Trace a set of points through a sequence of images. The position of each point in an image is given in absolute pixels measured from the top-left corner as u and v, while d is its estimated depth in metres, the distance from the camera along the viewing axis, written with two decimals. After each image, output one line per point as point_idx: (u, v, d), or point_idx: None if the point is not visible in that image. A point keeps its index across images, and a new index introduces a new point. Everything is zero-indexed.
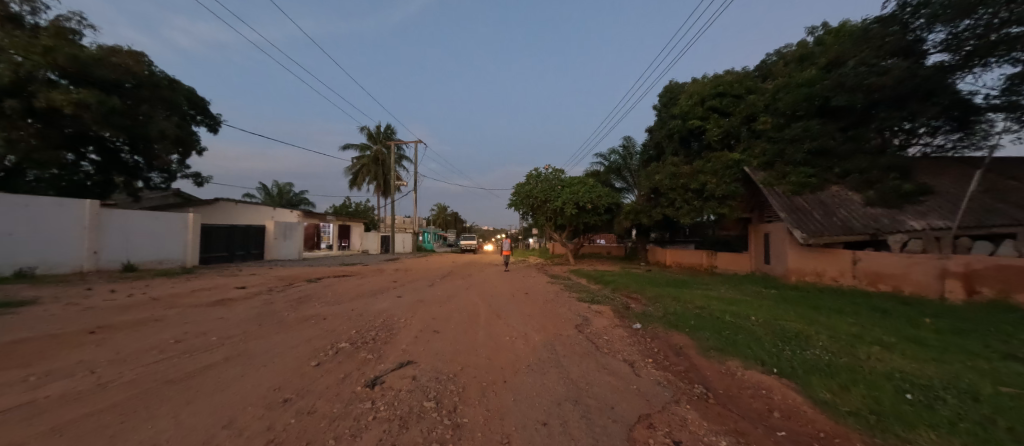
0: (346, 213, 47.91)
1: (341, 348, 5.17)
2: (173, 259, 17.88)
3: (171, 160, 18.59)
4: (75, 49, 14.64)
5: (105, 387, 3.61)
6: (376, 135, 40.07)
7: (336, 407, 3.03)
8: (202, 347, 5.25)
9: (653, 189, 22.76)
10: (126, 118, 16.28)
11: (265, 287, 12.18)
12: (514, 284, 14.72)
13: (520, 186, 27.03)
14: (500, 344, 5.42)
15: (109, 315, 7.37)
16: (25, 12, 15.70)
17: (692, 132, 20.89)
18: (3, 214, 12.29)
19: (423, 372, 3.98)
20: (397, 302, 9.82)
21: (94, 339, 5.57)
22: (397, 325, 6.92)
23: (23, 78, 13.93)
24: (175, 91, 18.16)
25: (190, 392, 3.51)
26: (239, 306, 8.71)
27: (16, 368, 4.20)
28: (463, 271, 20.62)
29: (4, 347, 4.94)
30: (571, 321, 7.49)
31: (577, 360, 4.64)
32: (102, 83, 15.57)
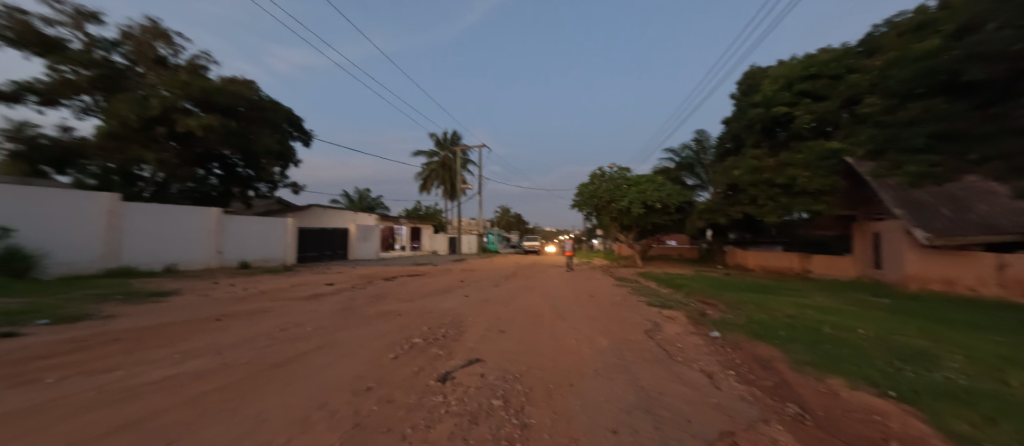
0: (417, 216, 51.06)
1: (414, 343, 5.51)
2: (276, 258, 20.52)
3: (274, 172, 21.40)
4: (203, 81, 17.61)
5: (227, 367, 4.26)
6: (443, 142, 42.05)
7: (412, 398, 3.23)
8: (298, 336, 5.96)
9: (730, 186, 20.92)
10: (240, 137, 19.08)
11: (348, 284, 13.46)
12: (578, 286, 14.47)
13: (583, 187, 26.46)
14: (565, 346, 5.38)
15: (229, 305, 8.70)
16: (169, 55, 19.28)
17: (777, 120, 18.89)
18: (158, 220, 15.09)
19: (490, 370, 4.07)
20: (464, 301, 10.21)
21: (219, 325, 6.62)
22: (466, 323, 7.21)
23: (168, 109, 17.11)
24: (279, 111, 20.85)
25: (291, 374, 4.01)
26: (328, 301, 9.74)
27: (166, 347, 5.15)
28: (527, 272, 20.77)
29: (158, 330, 6.09)
30: (639, 327, 7.16)
31: (648, 367, 4.41)
32: (222, 109, 18.46)
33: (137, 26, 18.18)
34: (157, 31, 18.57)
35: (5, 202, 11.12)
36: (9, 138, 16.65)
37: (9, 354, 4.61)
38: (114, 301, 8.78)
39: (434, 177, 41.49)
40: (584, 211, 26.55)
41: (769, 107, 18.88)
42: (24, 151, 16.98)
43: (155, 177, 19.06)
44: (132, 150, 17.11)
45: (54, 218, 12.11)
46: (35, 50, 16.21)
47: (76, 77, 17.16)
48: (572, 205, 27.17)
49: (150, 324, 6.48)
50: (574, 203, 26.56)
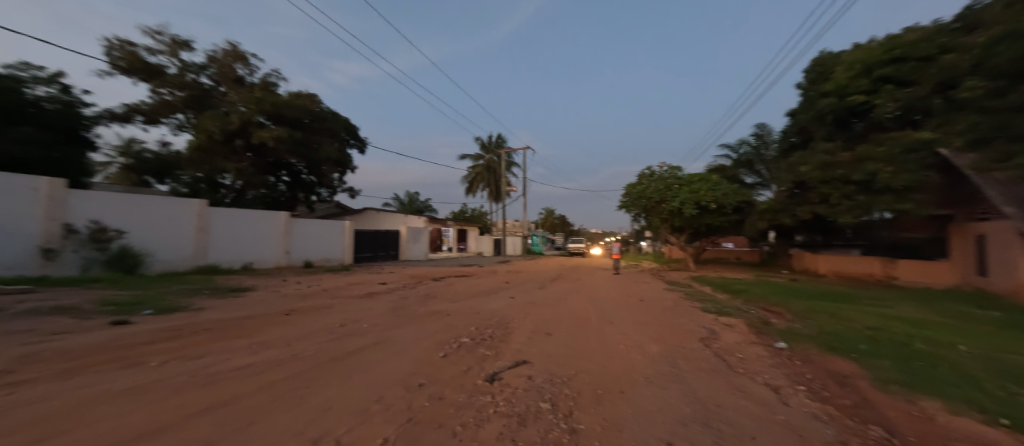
0: (464, 218, 52.39)
1: (462, 343, 5.64)
2: (336, 258, 21.99)
3: (334, 178, 22.96)
4: (274, 97, 19.42)
5: (295, 358, 4.64)
6: (488, 145, 42.68)
7: (461, 397, 3.30)
8: (355, 332, 6.33)
9: (797, 183, 19.25)
10: (305, 147, 20.75)
11: (400, 284, 14.10)
12: (625, 289, 14.00)
13: (631, 187, 25.61)
14: (613, 351, 5.22)
15: (296, 301, 9.49)
16: (246, 74, 21.48)
17: (853, 110, 17.04)
18: (238, 223, 16.80)
19: (537, 373, 4.06)
20: (509, 302, 10.28)
21: (288, 320, 7.23)
22: (512, 324, 7.26)
23: (245, 123, 19.06)
24: (338, 121, 22.36)
25: (351, 368, 4.28)
26: (382, 300, 10.28)
27: (245, 338, 5.72)
28: (572, 274, 20.50)
29: (237, 322, 6.78)
30: (694, 334, 6.78)
31: (705, 378, 4.15)
32: (290, 121, 20.21)
33: (220, 50, 20.47)
34: (235, 53, 20.76)
35: (122, 207, 12.99)
36: (121, 154, 19.41)
37: (123, 339, 5.36)
38: (202, 294, 9.94)
39: (480, 180, 42.25)
40: (633, 212, 25.66)
41: (843, 97, 17.10)
42: (132, 165, 19.74)
43: (234, 185, 21.17)
44: (216, 161, 19.33)
45: (155, 222, 13.91)
46: (139, 76, 18.85)
47: (171, 98, 19.63)
48: (619, 206, 26.35)
49: (231, 317, 7.22)
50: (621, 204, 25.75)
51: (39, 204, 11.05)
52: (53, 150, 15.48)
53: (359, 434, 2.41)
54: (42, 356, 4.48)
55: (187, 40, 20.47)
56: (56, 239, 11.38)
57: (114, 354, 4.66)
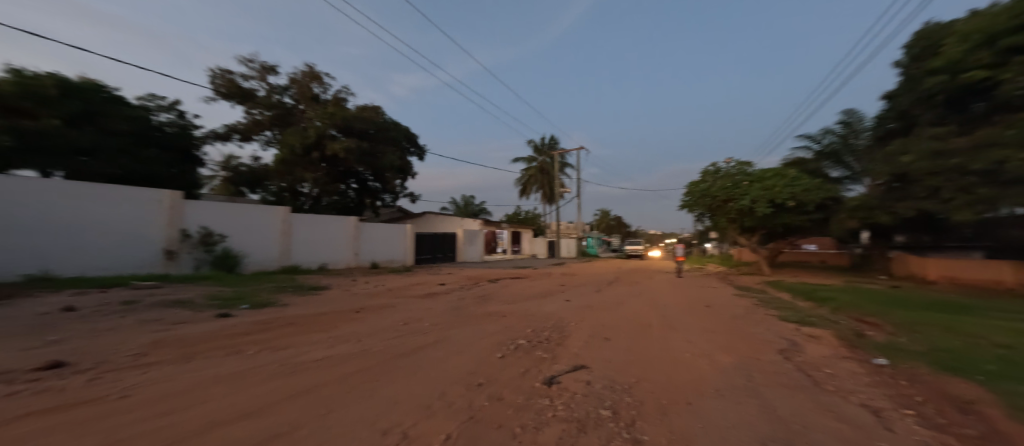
0: (518, 221, 52.87)
1: (519, 345, 5.69)
2: (399, 260, 23.33)
3: (396, 184, 24.41)
4: (344, 111, 21.19)
5: (365, 353, 4.99)
6: (541, 147, 42.55)
7: (520, 398, 3.32)
8: (418, 330, 6.66)
9: (897, 176, 16.99)
10: (371, 156, 22.32)
11: (458, 285, 14.59)
12: (689, 294, 13.16)
13: (693, 185, 24.13)
14: (678, 360, 4.94)
15: (364, 300, 10.23)
16: (320, 92, 23.64)
17: (971, 88, 14.45)
18: (315, 227, 18.49)
19: (596, 378, 3.96)
20: (565, 305, 10.15)
21: (359, 316, 7.81)
22: (569, 328, 7.17)
23: (320, 136, 21.02)
24: (399, 130, 23.74)
25: (414, 364, 4.50)
26: (441, 300, 10.71)
27: (323, 332, 6.29)
28: (630, 278, 19.73)
29: (316, 317, 7.47)
30: (771, 345, 6.18)
31: (785, 394, 3.77)
32: (358, 132, 21.90)
33: (299, 72, 22.81)
34: (312, 74, 23.00)
35: (226, 214, 14.97)
36: (222, 168, 22.43)
37: (226, 329, 6.16)
38: (287, 292, 11.11)
39: (533, 182, 42.29)
40: (696, 212, 24.15)
41: (958, 73, 14.58)
42: (231, 177, 22.71)
43: (312, 193, 23.40)
44: (297, 171, 21.52)
45: (249, 227, 15.79)
46: (236, 100, 21.67)
47: (261, 117, 22.27)
48: (680, 205, 24.92)
49: (310, 313, 7.97)
50: (683, 204, 24.35)
51: (163, 213, 13.10)
52: (172, 167, 18.40)
53: (424, 429, 2.52)
54: (167, 342, 5.30)
55: (273, 65, 23.12)
56: (175, 242, 13.39)
57: (220, 343, 5.38)
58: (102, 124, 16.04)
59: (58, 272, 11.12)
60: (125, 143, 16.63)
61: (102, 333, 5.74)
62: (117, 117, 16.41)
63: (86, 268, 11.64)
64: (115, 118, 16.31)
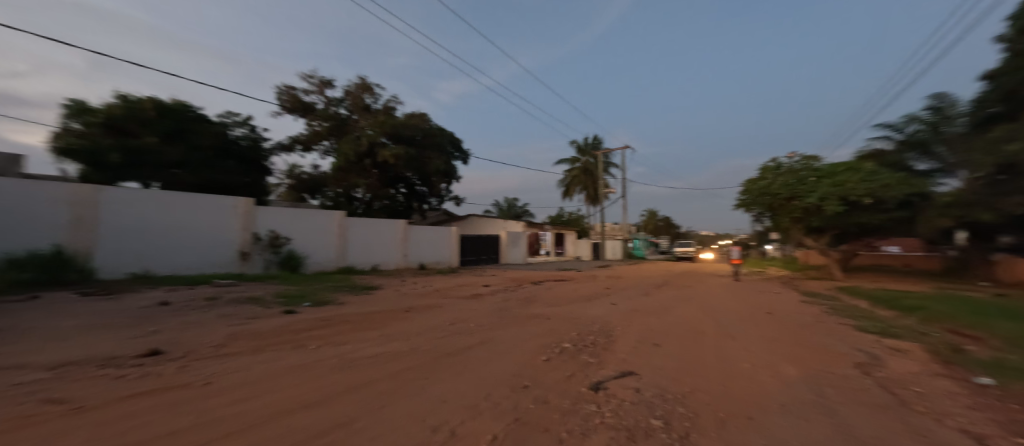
0: (561, 222, 52.41)
1: (564, 348, 5.62)
2: (445, 261, 24.02)
3: (442, 188, 25.19)
4: (393, 119, 22.30)
5: (414, 352, 5.18)
6: (583, 147, 41.95)
7: (566, 402, 3.27)
8: (464, 330, 6.80)
9: (1005, 165, 14.53)
10: (418, 161, 23.25)
11: (502, 286, 14.76)
12: (747, 300, 12.27)
13: (751, 183, 22.58)
14: (737, 370, 4.62)
15: (413, 300, 10.65)
16: (372, 102, 25.04)
17: None
18: (368, 230, 19.56)
19: (646, 386, 3.80)
20: (611, 309, 9.88)
21: (408, 316, 8.14)
22: (616, 332, 6.96)
23: (371, 144, 22.25)
24: (444, 136, 24.51)
25: (460, 364, 4.59)
26: (486, 301, 10.87)
27: (376, 330, 6.63)
28: (681, 281, 18.81)
29: (369, 315, 7.89)
30: (845, 358, 5.58)
31: (866, 413, 3.37)
32: (405, 139, 22.92)
33: (353, 84, 24.33)
34: (364, 85, 24.44)
35: (290, 218, 16.29)
36: (287, 177, 24.46)
37: (291, 325, 6.70)
38: (343, 291, 11.85)
39: (576, 183, 41.76)
40: (754, 211, 22.57)
41: None
42: (294, 185, 24.69)
43: (364, 197, 24.71)
44: (351, 178, 22.94)
45: (311, 230, 17.06)
46: (298, 114, 23.55)
47: (320, 128, 24.00)
48: (736, 205, 23.39)
49: (364, 311, 8.44)
50: (739, 203, 22.85)
51: (238, 218, 14.53)
52: (245, 176, 20.37)
53: (471, 428, 2.56)
54: (241, 335, 5.85)
55: (330, 79, 24.84)
56: (248, 244, 14.79)
57: (286, 337, 5.85)
58: (189, 140, 18.16)
59: (155, 270, 12.70)
60: (207, 156, 18.68)
61: (190, 326, 6.47)
62: (202, 133, 18.47)
63: (178, 267, 13.19)
64: (203, 134, 18.43)
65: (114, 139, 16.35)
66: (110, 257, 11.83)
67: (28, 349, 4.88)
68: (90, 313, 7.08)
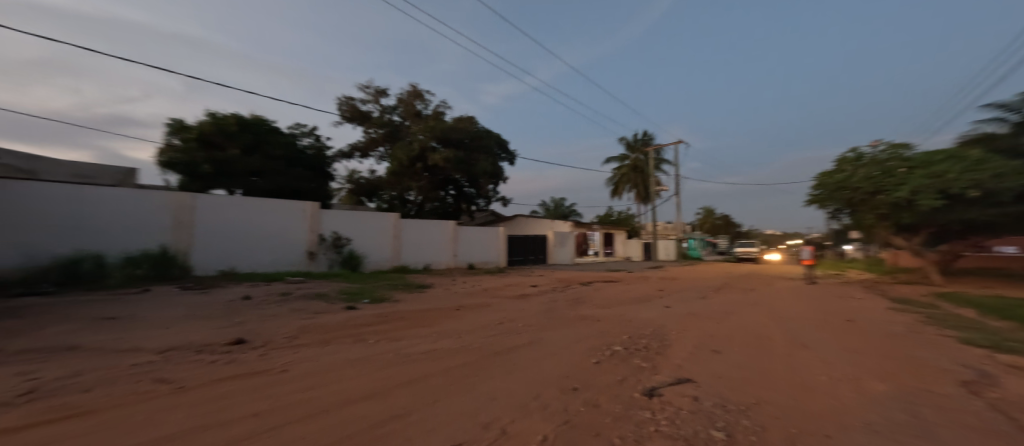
0: (610, 221, 51.06)
1: (615, 351, 5.46)
2: (493, 261, 24.40)
3: (490, 189, 25.62)
4: (443, 124, 23.12)
5: (464, 349, 5.31)
6: (633, 144, 40.58)
7: (618, 407, 3.18)
8: (513, 330, 6.86)
9: None
10: (466, 163, 23.87)
11: (549, 287, 14.69)
12: (822, 305, 11.11)
13: (826, 176, 20.63)
14: (810, 383, 4.21)
15: (463, 299, 10.93)
16: (422, 108, 26.16)
17: None
18: (420, 231, 20.41)
19: (705, 395, 3.58)
20: (665, 312, 9.44)
21: (459, 314, 8.38)
22: (670, 336, 6.64)
23: (422, 148, 23.25)
24: (491, 138, 24.93)
25: (509, 363, 4.64)
26: (534, 301, 10.88)
27: (428, 327, 6.90)
28: (743, 284, 17.48)
29: (422, 313, 8.23)
30: (947, 374, 4.86)
31: (974, 439, 2.91)
32: (454, 142, 23.65)
33: (405, 92, 25.58)
34: (415, 92, 25.59)
35: (351, 221, 17.45)
36: (347, 182, 26.31)
37: (352, 320, 7.18)
38: (398, 289, 12.48)
39: (625, 182, 40.47)
40: (830, 207, 20.59)
41: None
42: (354, 189, 26.48)
43: (416, 200, 25.77)
44: (404, 181, 24.09)
45: (368, 232, 18.16)
46: (357, 122, 25.21)
47: (375, 135, 25.48)
48: (808, 201, 21.57)
49: (417, 309, 8.81)
50: (812, 198, 21.00)
51: (306, 220, 15.84)
52: (312, 182, 21.96)
53: (521, 428, 2.57)
54: (310, 328, 6.38)
55: (384, 88, 26.30)
56: (315, 245, 16.08)
57: (348, 331, 6.28)
58: (265, 151, 20.17)
59: (239, 268, 14.23)
60: (280, 165, 20.51)
61: (268, 318, 7.18)
62: (276, 144, 20.36)
63: (257, 266, 14.66)
64: (276, 145, 20.33)
65: (204, 151, 18.98)
66: (204, 256, 13.47)
67: (142, 334, 5.70)
68: (188, 305, 8.11)
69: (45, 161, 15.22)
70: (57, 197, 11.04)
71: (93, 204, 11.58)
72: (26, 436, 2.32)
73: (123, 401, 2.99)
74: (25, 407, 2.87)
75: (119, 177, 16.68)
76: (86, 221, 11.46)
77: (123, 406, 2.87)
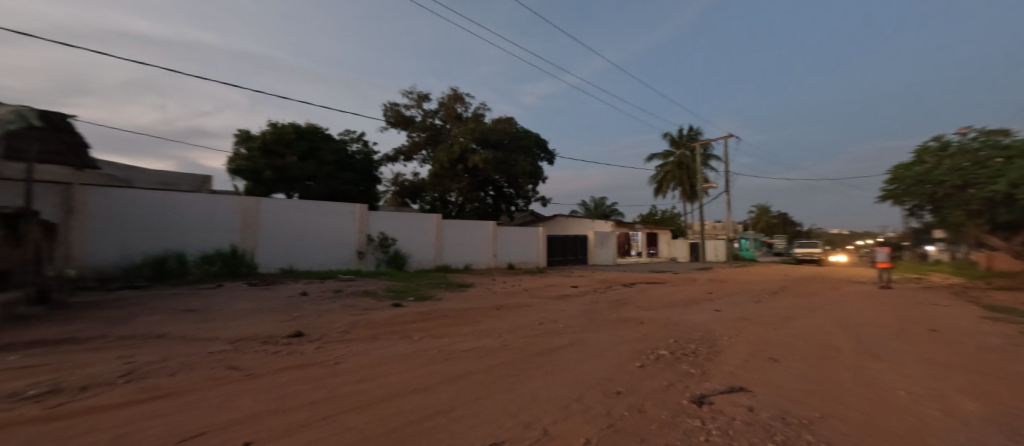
0: (654, 221, 49.23)
1: (661, 355, 5.26)
2: (532, 261, 24.39)
3: (529, 189, 25.60)
4: (482, 126, 23.51)
5: (505, 348, 5.36)
6: (678, 140, 38.85)
7: (664, 414, 3.07)
8: (553, 330, 6.82)
9: None
10: (505, 164, 24.10)
11: (590, 288, 14.42)
12: (899, 313, 9.99)
13: (903, 168, 18.62)
14: (884, 397, 3.81)
15: (503, 298, 11.04)
16: (462, 110, 26.70)
17: None
18: (460, 231, 20.84)
19: (762, 405, 3.35)
20: (715, 316, 8.94)
21: (499, 314, 8.46)
22: (721, 342, 6.28)
23: (463, 150, 23.79)
24: (530, 138, 24.97)
25: (550, 364, 4.62)
26: (574, 302, 10.74)
27: (470, 326, 7.05)
28: (804, 287, 16.15)
29: (464, 312, 8.40)
30: None
31: None
32: (493, 144, 23.95)
33: (446, 96, 26.25)
34: (456, 96, 26.25)
35: (396, 221, 18.19)
36: (393, 184, 27.55)
37: (398, 317, 7.49)
38: (441, 288, 12.83)
39: (670, 179, 38.81)
40: (909, 202, 18.52)
41: None
42: (398, 191, 27.65)
43: (457, 201, 26.18)
44: (446, 183, 24.74)
45: (412, 232, 18.84)
46: (401, 127, 26.27)
47: (418, 139, 26.40)
48: (881, 197, 19.58)
49: (459, 308, 9.01)
50: (886, 194, 19.04)
51: (355, 221, 16.73)
52: (360, 185, 23.06)
53: (563, 429, 2.55)
54: (360, 324, 6.74)
55: (426, 93, 27.17)
56: (364, 244, 16.94)
57: (395, 327, 6.56)
58: (319, 157, 21.59)
59: (298, 266, 15.31)
60: (332, 170, 21.81)
61: (323, 313, 7.67)
62: (327, 151, 21.75)
63: (312, 264, 15.69)
64: (328, 151, 21.69)
65: (266, 159, 20.76)
66: (267, 255, 14.66)
67: (217, 325, 6.31)
68: (254, 299, 8.86)
69: (138, 171, 17.28)
70: (147, 202, 12.52)
71: (176, 208, 12.99)
72: (125, 412, 2.64)
73: (202, 385, 3.33)
74: (125, 387, 3.29)
75: (197, 184, 18.57)
76: (170, 223, 12.89)
77: (202, 389, 3.20)
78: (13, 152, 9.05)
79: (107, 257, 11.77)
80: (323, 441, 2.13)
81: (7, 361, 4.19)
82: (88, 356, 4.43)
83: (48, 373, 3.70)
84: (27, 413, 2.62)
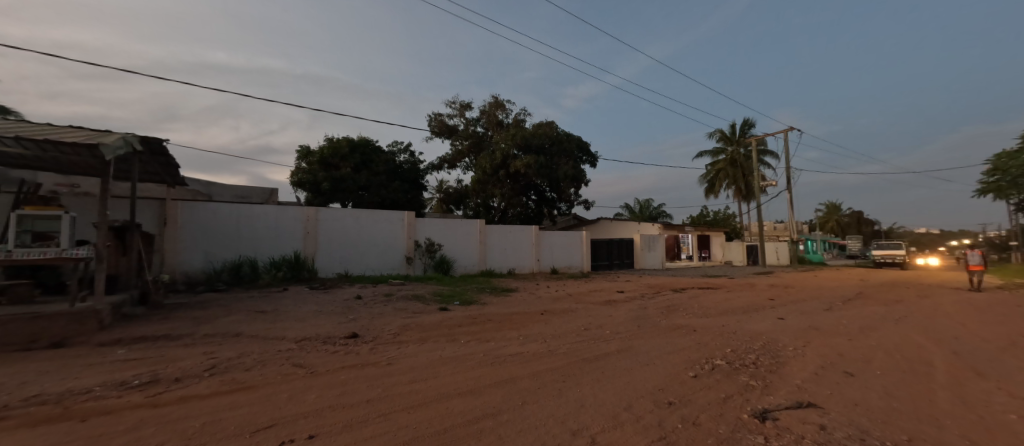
0: (706, 222, 46.53)
1: (717, 365, 4.96)
2: (577, 265, 23.97)
3: (572, 192, 25.27)
4: (523, 131, 23.84)
5: (552, 354, 5.33)
6: (730, 136, 36.49)
7: (722, 428, 2.88)
8: (600, 337, 6.66)
9: None
10: (548, 168, 24.09)
11: (638, 293, 13.90)
12: (1012, 324, 8.55)
13: (1009, 157, 16.20)
14: (989, 421, 3.31)
15: (548, 303, 10.95)
16: (502, 116, 27.14)
17: None
18: (505, 236, 20.98)
19: (838, 425, 3.04)
20: (778, 324, 8.25)
21: (544, 319, 8.42)
22: (786, 353, 5.77)
23: (504, 156, 24.20)
24: (572, 140, 24.83)
25: (599, 372, 4.51)
26: (622, 307, 10.44)
27: (516, 330, 7.08)
28: (886, 294, 14.46)
29: (509, 316, 8.44)
30: None
31: None
32: (535, 148, 24.10)
33: (487, 104, 26.88)
34: (497, 103, 26.81)
35: (441, 227, 18.71)
36: (438, 191, 28.63)
37: (446, 321, 7.67)
38: (486, 292, 13.04)
39: (723, 178, 36.50)
40: (1016, 196, 16.15)
41: None
42: (444, 198, 28.68)
43: (499, 206, 26.36)
44: (489, 188, 25.14)
45: (458, 238, 19.30)
46: (445, 136, 27.23)
47: (462, 147, 27.16)
48: (979, 190, 17.25)
49: (504, 312, 9.09)
50: (987, 187, 16.77)
51: (404, 228, 17.44)
52: (408, 193, 24.02)
53: (613, 439, 2.50)
54: (410, 327, 7.02)
55: (468, 102, 27.96)
56: (412, 250, 17.60)
57: (443, 330, 6.77)
58: (371, 168, 22.92)
59: (353, 270, 16.26)
60: (382, 179, 22.96)
61: (376, 316, 8.10)
62: (379, 161, 23.04)
63: (366, 269, 16.56)
64: (378, 162, 22.94)
65: (324, 171, 22.40)
66: (326, 260, 15.75)
67: (284, 326, 6.86)
68: (315, 302, 9.52)
69: (217, 186, 19.33)
70: (225, 214, 13.95)
71: (249, 218, 14.38)
72: (209, 403, 2.94)
73: (272, 380, 3.64)
74: (209, 380, 3.66)
75: (265, 196, 20.35)
76: (244, 233, 14.28)
77: (271, 385, 3.49)
78: (121, 173, 10.46)
79: (194, 263, 13.30)
80: (381, 437, 2.25)
81: (117, 354, 4.85)
82: (180, 351, 4.99)
83: (150, 365, 4.23)
84: (134, 400, 3.01)
